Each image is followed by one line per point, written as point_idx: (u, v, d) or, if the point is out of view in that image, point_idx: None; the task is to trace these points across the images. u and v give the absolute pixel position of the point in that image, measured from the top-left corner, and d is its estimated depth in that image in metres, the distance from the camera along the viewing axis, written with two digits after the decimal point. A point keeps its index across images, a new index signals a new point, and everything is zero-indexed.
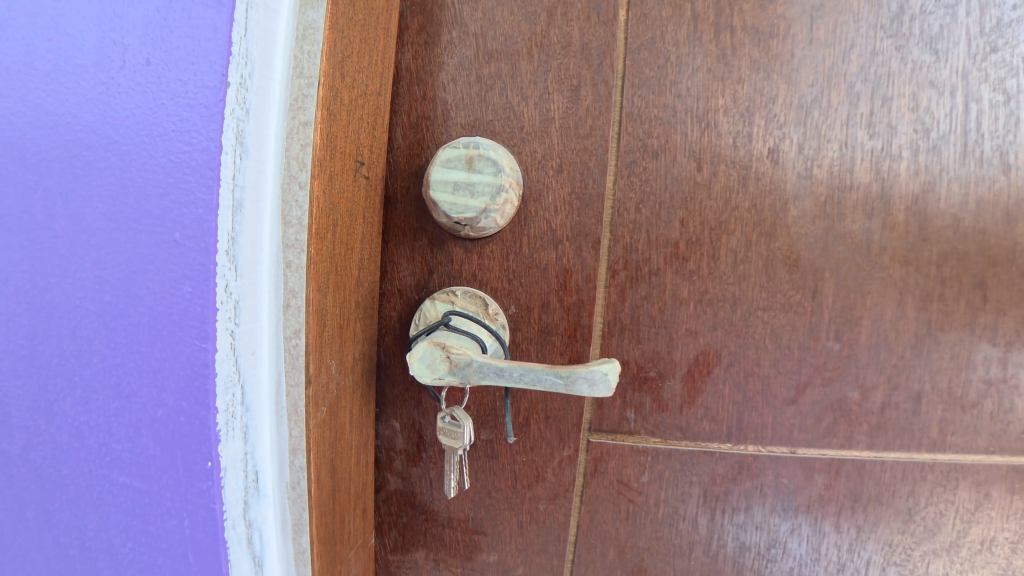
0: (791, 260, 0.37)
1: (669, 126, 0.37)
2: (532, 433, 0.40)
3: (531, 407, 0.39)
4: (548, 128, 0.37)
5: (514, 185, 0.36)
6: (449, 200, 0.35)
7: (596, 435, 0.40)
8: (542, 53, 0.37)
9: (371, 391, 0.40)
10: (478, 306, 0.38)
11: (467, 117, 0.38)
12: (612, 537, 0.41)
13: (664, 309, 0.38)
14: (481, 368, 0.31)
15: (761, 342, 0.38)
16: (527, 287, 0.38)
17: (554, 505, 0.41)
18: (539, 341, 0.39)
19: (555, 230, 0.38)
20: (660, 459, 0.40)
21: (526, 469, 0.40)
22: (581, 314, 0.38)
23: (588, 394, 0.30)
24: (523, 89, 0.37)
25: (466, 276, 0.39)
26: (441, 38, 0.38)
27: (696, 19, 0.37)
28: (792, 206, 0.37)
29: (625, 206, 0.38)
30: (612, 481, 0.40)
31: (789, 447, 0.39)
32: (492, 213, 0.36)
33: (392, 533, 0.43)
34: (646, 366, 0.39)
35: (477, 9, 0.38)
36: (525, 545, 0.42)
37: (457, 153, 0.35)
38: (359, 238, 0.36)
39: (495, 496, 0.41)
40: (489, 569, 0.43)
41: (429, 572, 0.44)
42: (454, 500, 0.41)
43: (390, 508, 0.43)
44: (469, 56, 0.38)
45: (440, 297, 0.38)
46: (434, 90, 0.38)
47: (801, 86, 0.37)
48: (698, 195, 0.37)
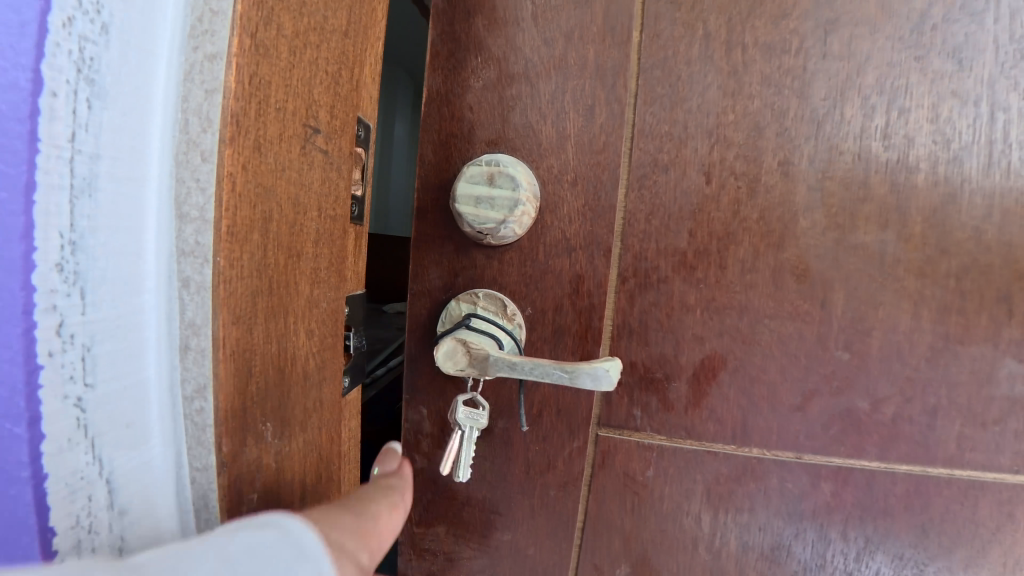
0: (799, 271, 0.38)
1: (679, 141, 0.39)
2: (545, 425, 0.42)
3: (544, 401, 0.42)
4: (565, 144, 0.40)
5: (532, 199, 0.39)
6: (471, 212, 0.39)
7: (604, 430, 0.42)
8: (560, 74, 0.40)
9: (279, 458, 0.27)
10: (499, 308, 0.41)
11: (490, 136, 0.41)
12: (619, 528, 0.43)
13: (671, 314, 0.40)
14: (497, 361, 0.36)
15: (768, 349, 0.39)
16: (543, 291, 0.42)
17: (564, 493, 0.43)
18: (553, 340, 0.42)
19: (569, 238, 0.41)
20: (665, 457, 0.41)
21: (539, 457, 0.43)
22: (592, 317, 0.41)
23: (592, 387, 0.35)
24: (541, 109, 0.41)
25: (487, 278, 0.42)
26: (467, 62, 0.41)
27: (709, 37, 0.38)
28: (803, 218, 0.38)
29: (636, 217, 0.40)
30: (619, 474, 0.42)
31: (796, 453, 0.40)
32: (511, 224, 0.39)
33: (417, 508, 0.46)
34: (653, 368, 0.41)
35: (501, 34, 0.41)
36: (537, 529, 0.44)
37: (479, 172, 0.39)
38: (284, 229, 0.26)
39: (510, 480, 0.44)
40: (503, 547, 0.45)
41: (449, 547, 0.46)
42: (473, 481, 0.44)
43: (416, 485, 0.46)
44: (493, 78, 0.41)
45: (464, 298, 0.42)
46: (460, 111, 0.42)
47: (814, 100, 0.38)
48: (706, 206, 0.39)
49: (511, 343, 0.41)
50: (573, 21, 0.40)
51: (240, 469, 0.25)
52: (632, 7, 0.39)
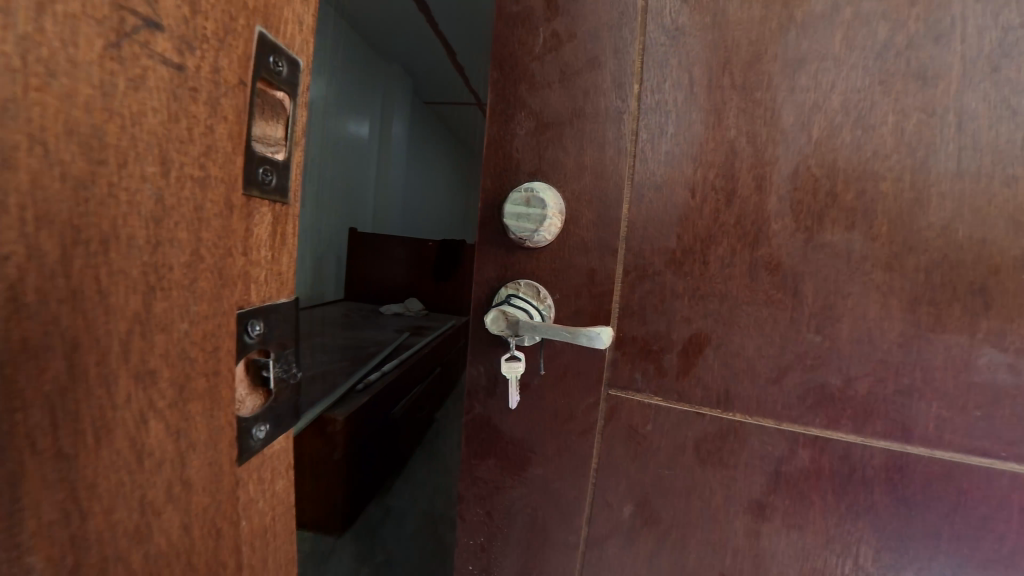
0: (772, 265, 0.46)
1: (669, 166, 0.50)
2: (567, 383, 0.54)
3: (566, 363, 0.54)
4: (583, 172, 0.53)
5: (559, 213, 0.53)
6: (514, 224, 0.54)
7: (613, 390, 0.53)
8: (580, 121, 0.53)
9: (145, 506, 0.20)
10: (534, 293, 0.55)
11: (531, 168, 0.55)
12: (625, 472, 0.53)
13: (664, 299, 0.51)
14: (523, 325, 0.49)
15: (746, 330, 0.48)
16: (567, 282, 0.55)
17: (584, 438, 0.54)
18: (574, 319, 0.55)
19: (588, 243, 0.54)
20: (661, 414, 0.52)
21: (563, 408, 0.54)
22: (603, 301, 0.53)
23: (586, 343, 0.47)
24: (567, 147, 0.54)
25: (528, 273, 0.56)
26: (514, 117, 0.55)
27: (693, 84, 0.49)
28: (774, 222, 0.46)
29: (636, 224, 0.52)
30: (624, 426, 0.53)
31: (775, 420, 0.47)
32: (542, 233, 0.53)
33: (474, 442, 0.58)
34: (650, 341, 0.52)
35: (538, 96, 0.55)
36: (562, 467, 0.55)
37: (521, 195, 0.53)
38: (130, 198, 0.18)
39: (542, 426, 0.55)
40: (536, 481, 0.56)
41: (496, 478, 0.57)
42: (515, 424, 0.56)
43: (473, 424, 0.57)
44: (532, 127, 0.55)
45: (509, 286, 0.56)
46: (509, 153, 0.56)
47: (784, 125, 0.46)
48: (691, 215, 0.49)
49: (545, 317, 0.54)
50: (590, 80, 0.52)
51: (154, 487, 0.20)
52: (633, 66, 0.51)
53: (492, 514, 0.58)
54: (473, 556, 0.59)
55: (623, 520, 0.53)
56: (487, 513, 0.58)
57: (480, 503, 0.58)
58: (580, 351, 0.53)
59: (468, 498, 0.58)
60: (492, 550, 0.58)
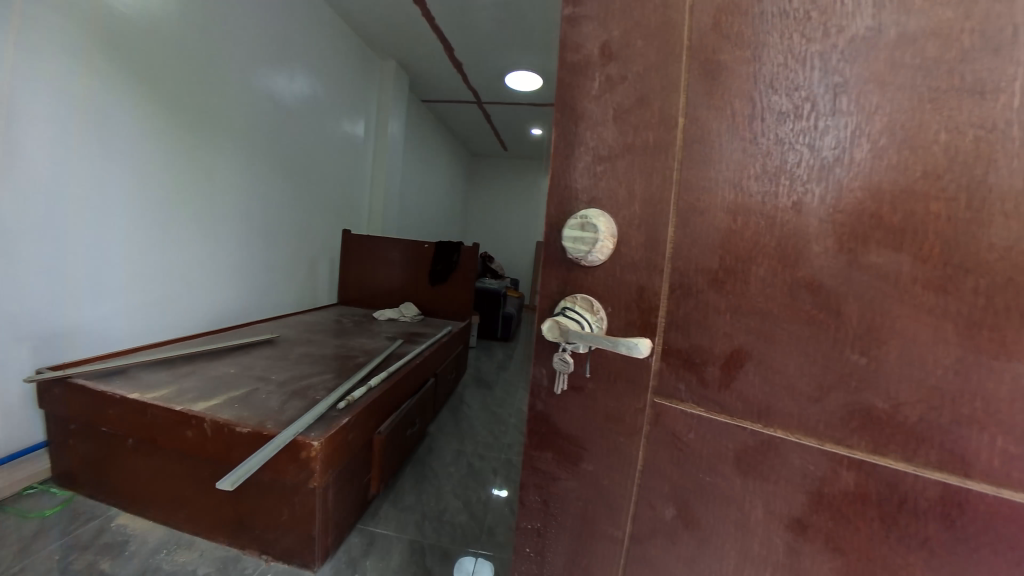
0: (812, 286, 0.47)
1: (712, 192, 0.53)
2: (617, 388, 0.59)
3: (617, 370, 0.59)
4: (633, 199, 0.57)
5: (610, 236, 0.57)
6: (571, 245, 0.58)
7: (658, 398, 0.57)
8: (631, 154, 0.57)
9: None
10: (588, 305, 0.59)
11: (589, 197, 0.60)
12: (667, 475, 0.57)
13: (706, 315, 0.54)
14: (569, 334, 0.55)
15: (787, 347, 0.49)
16: (619, 298, 0.58)
17: (631, 440, 0.59)
18: (625, 332, 0.58)
19: (638, 263, 0.57)
20: (703, 423, 0.54)
21: (613, 412, 0.59)
22: (652, 315, 0.57)
23: (623, 352, 0.51)
24: (620, 177, 0.58)
25: (584, 288, 0.60)
26: (574, 153, 0.61)
27: (734, 115, 0.51)
28: (815, 244, 0.47)
29: (682, 245, 0.55)
30: (667, 431, 0.56)
31: (817, 439, 0.47)
32: (593, 253, 0.56)
33: (535, 436, 0.66)
34: (692, 354, 0.54)
35: (595, 132, 0.60)
36: (611, 465, 0.60)
37: (576, 221, 0.58)
38: None
39: (593, 427, 0.61)
40: (588, 475, 0.62)
41: (553, 469, 0.65)
42: (571, 423, 0.62)
43: (535, 420, 0.66)
44: (589, 162, 0.60)
45: (566, 299, 0.61)
46: (568, 184, 0.62)
47: (824, 149, 0.47)
48: (732, 238, 0.52)
49: (597, 328, 0.59)
50: (640, 116, 0.57)
51: None
52: (679, 100, 0.55)
53: (548, 502, 0.66)
54: (529, 538, 0.68)
55: (664, 521, 0.57)
56: (544, 501, 0.66)
57: (538, 490, 0.66)
58: (628, 361, 0.58)
59: (528, 484, 0.67)
60: (547, 534, 0.66)
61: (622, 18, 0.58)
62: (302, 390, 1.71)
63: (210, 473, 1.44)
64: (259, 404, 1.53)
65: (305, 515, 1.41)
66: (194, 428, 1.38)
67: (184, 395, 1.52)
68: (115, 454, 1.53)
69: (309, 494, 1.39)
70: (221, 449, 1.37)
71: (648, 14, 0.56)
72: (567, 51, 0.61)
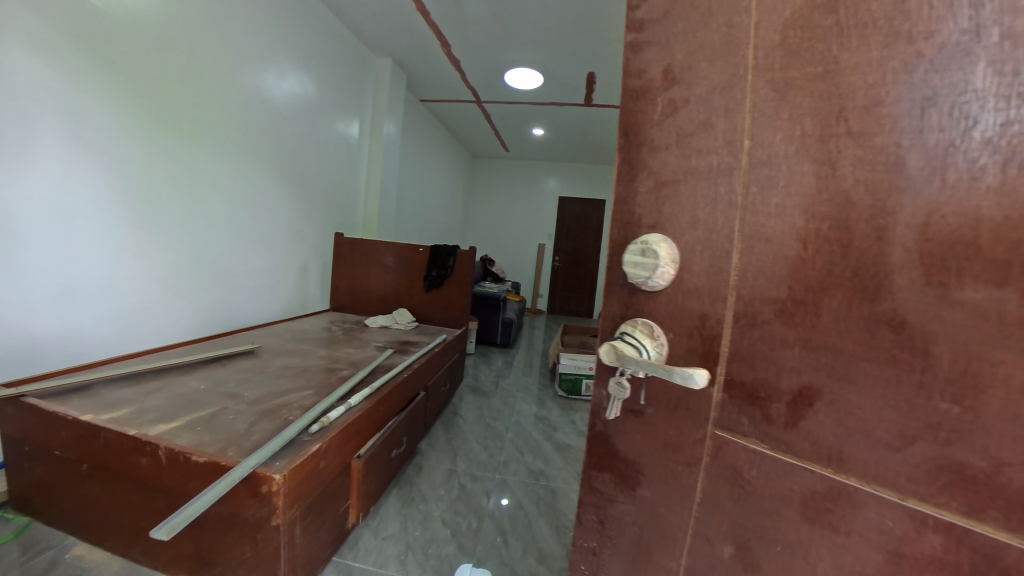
0: (895, 322, 0.42)
1: (780, 218, 0.49)
2: (677, 416, 0.57)
3: (677, 397, 0.57)
4: (696, 225, 0.55)
5: (672, 262, 0.56)
6: (632, 271, 0.58)
7: (719, 430, 0.54)
8: (693, 179, 0.56)
9: None
10: (647, 330, 0.57)
11: (652, 222, 0.59)
12: (727, 512, 0.54)
13: (773, 348, 0.50)
14: (623, 361, 0.55)
15: (863, 389, 0.44)
16: (679, 325, 0.56)
17: (691, 470, 0.57)
18: (688, 360, 0.56)
19: (701, 290, 0.55)
20: (767, 461, 0.51)
21: (671, 439, 0.58)
22: (714, 343, 0.54)
23: (681, 382, 0.49)
24: (683, 202, 0.56)
25: (645, 311, 0.59)
26: (636, 177, 0.61)
27: (805, 136, 0.48)
28: (899, 276, 0.41)
29: (747, 274, 0.52)
30: (728, 466, 0.54)
31: (898, 493, 0.42)
32: (655, 278, 0.56)
33: (594, 457, 0.67)
34: (757, 388, 0.51)
35: (658, 156, 0.59)
36: (668, 493, 0.59)
37: (637, 245, 0.58)
38: None
39: (652, 454, 0.60)
40: (646, 501, 0.62)
41: (611, 491, 0.66)
42: (630, 447, 0.63)
43: (593, 442, 0.67)
44: (652, 186, 0.60)
45: (626, 323, 0.60)
46: (630, 208, 0.61)
47: (910, 169, 0.41)
48: (802, 267, 0.48)
49: (657, 354, 0.57)
50: (703, 140, 0.55)
51: None
52: (745, 122, 0.51)
53: (605, 523, 0.67)
54: (583, 558, 0.70)
55: (722, 559, 0.55)
56: (601, 521, 0.67)
57: (595, 510, 0.68)
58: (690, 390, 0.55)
59: (586, 503, 0.69)
60: (602, 555, 0.68)
61: (686, 39, 0.56)
62: (273, 410, 1.58)
63: (167, 505, 1.31)
64: (225, 429, 1.39)
65: (269, 555, 1.26)
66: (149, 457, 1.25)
67: (139, 417, 1.39)
68: (81, 484, 1.42)
69: (273, 531, 1.24)
70: (178, 481, 1.24)
71: (711, 35, 0.54)
72: (630, 78, 0.61)
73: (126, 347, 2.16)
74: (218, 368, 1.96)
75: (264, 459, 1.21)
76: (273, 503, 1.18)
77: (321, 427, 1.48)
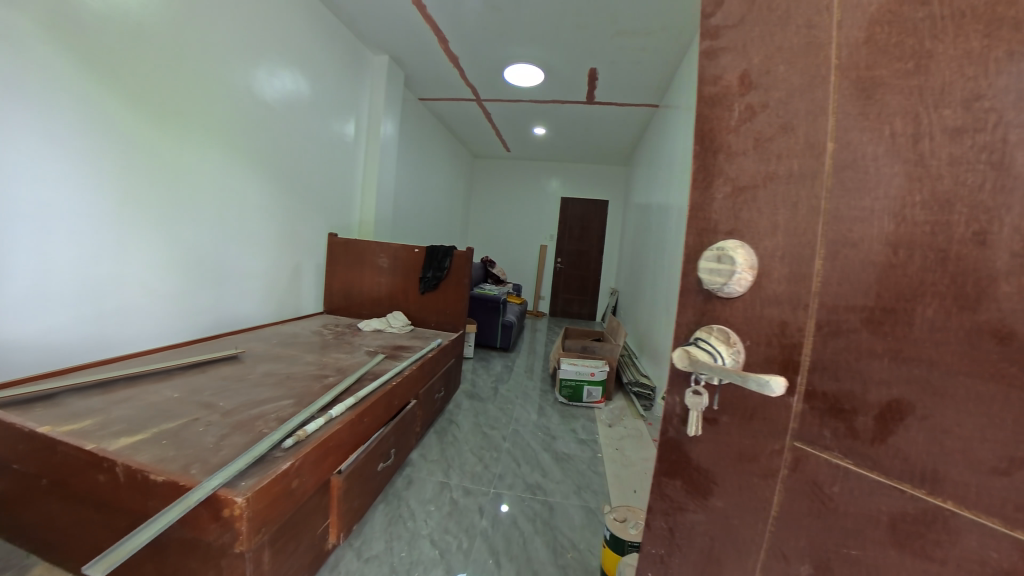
0: (1001, 333, 0.36)
1: (868, 222, 0.45)
2: (755, 426, 0.54)
3: (755, 406, 0.53)
4: (776, 231, 0.52)
5: (750, 268, 0.52)
6: (707, 276, 0.55)
7: (799, 442, 0.50)
8: (773, 183, 0.53)
9: None
10: (723, 338, 0.54)
11: (727, 228, 0.56)
12: (805, 528, 0.51)
13: (859, 358, 0.46)
14: (694, 364, 0.51)
15: (962, 405, 0.39)
16: (754, 333, 0.52)
17: (766, 482, 0.54)
18: (766, 369, 0.52)
19: (781, 297, 0.51)
20: (850, 477, 0.47)
21: (747, 448, 0.54)
22: (794, 352, 0.50)
23: (758, 390, 0.46)
24: (762, 208, 0.54)
25: (720, 319, 0.55)
26: (712, 183, 0.57)
27: (895, 135, 0.44)
28: (1005, 282, 0.36)
29: (831, 281, 0.48)
30: (808, 481, 0.50)
31: (1005, 523, 0.36)
32: (731, 284, 0.52)
33: (664, 463, 0.63)
34: (840, 400, 0.47)
35: (736, 162, 0.56)
36: (744, 504, 0.56)
37: (712, 252, 0.55)
38: None
39: (726, 463, 0.56)
40: (720, 512, 0.58)
41: (681, 497, 0.61)
42: (705, 455, 0.58)
43: (665, 447, 0.63)
44: (729, 193, 0.56)
45: (700, 329, 0.56)
46: (706, 215, 0.58)
47: (1018, 165, 0.36)
48: (891, 273, 0.43)
49: (732, 361, 0.53)
50: (783, 144, 0.52)
51: None
52: (828, 126, 0.49)
53: (674, 531, 0.62)
54: (650, 566, 0.65)
55: None
56: (670, 528, 0.63)
57: (665, 517, 0.63)
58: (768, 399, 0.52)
59: (655, 508, 0.64)
60: (671, 563, 0.63)
61: (761, 44, 0.54)
62: (246, 422, 1.51)
63: (127, 523, 1.24)
64: (193, 442, 1.33)
65: None
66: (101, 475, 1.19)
67: (101, 429, 1.34)
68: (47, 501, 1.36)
69: (236, 558, 1.15)
70: (137, 501, 1.17)
71: (790, 38, 0.52)
72: (705, 85, 0.59)
73: (103, 349, 2.20)
74: (204, 376, 1.94)
75: (226, 479, 1.12)
76: (236, 528, 1.08)
77: (296, 441, 1.39)
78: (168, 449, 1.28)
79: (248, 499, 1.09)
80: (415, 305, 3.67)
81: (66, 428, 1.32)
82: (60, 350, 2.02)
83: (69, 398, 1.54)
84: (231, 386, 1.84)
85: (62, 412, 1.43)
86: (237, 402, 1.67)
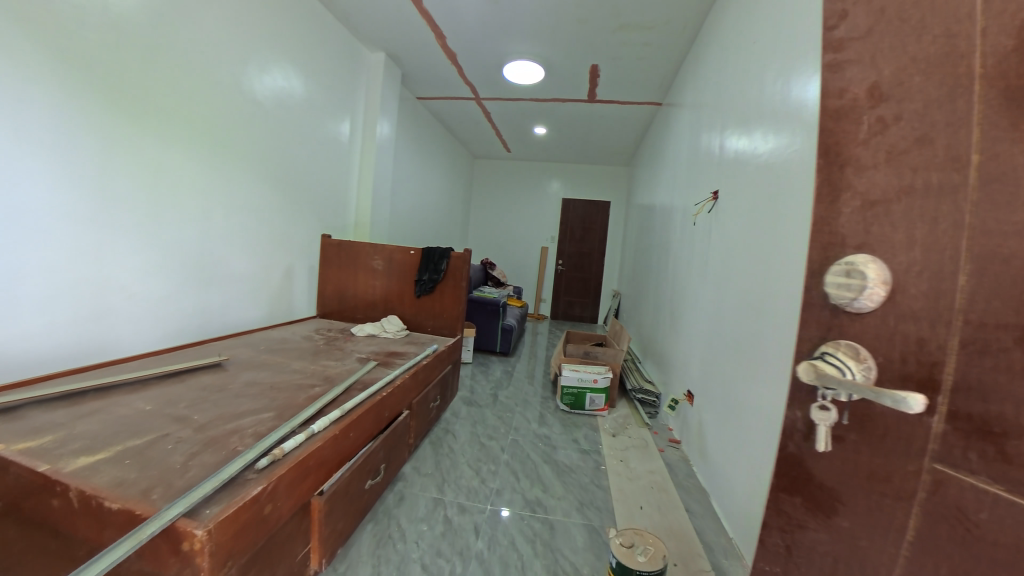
0: None
1: None
2: (886, 445, 0.50)
3: (887, 425, 0.49)
4: (913, 246, 0.47)
5: (882, 283, 0.48)
6: (834, 290, 0.52)
7: (939, 464, 0.45)
8: (909, 198, 0.48)
9: None
10: (853, 353, 0.50)
11: (856, 243, 0.51)
12: (946, 560, 0.45)
13: (1014, 377, 0.40)
14: (823, 380, 0.51)
15: None
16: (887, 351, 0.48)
17: (899, 504, 0.49)
18: (900, 387, 0.48)
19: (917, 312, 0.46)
20: (1002, 506, 0.40)
21: (880, 467, 0.50)
22: (935, 369, 0.45)
23: (892, 406, 0.43)
24: (895, 223, 0.49)
25: (848, 334, 0.51)
26: (839, 197, 0.53)
27: None
28: None
29: (977, 300, 0.43)
30: (950, 505, 0.45)
31: None
32: (862, 299, 0.49)
33: (783, 477, 0.59)
34: (990, 422, 0.41)
35: (867, 177, 0.51)
36: (874, 525, 0.51)
37: (841, 266, 0.52)
38: None
39: (855, 480, 0.52)
40: (846, 535, 0.53)
41: (801, 518, 0.58)
42: (828, 473, 0.55)
43: (784, 461, 0.59)
44: (856, 207, 0.52)
45: (827, 344, 0.53)
46: (832, 230, 0.53)
47: None
48: None
49: (862, 377, 0.50)
50: (920, 152, 0.47)
51: None
52: (973, 135, 0.43)
53: (792, 549, 0.59)
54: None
55: None
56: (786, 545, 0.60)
57: (782, 534, 0.60)
58: (905, 419, 0.47)
59: (770, 525, 0.61)
60: None
61: (893, 54, 0.50)
62: (219, 439, 1.41)
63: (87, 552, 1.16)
64: (158, 463, 1.25)
65: None
66: (59, 497, 1.14)
67: (59, 447, 1.29)
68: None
69: None
70: (93, 527, 1.11)
71: (925, 49, 0.47)
72: (828, 100, 0.55)
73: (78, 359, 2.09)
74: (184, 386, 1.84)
75: (189, 507, 1.04)
76: (197, 564, 1.00)
77: (272, 460, 1.29)
78: (130, 470, 1.21)
79: (210, 531, 1.00)
80: (410, 310, 3.57)
81: (21, 449, 1.25)
82: (35, 358, 1.92)
83: (33, 412, 1.48)
84: (210, 397, 1.75)
85: (20, 428, 1.37)
86: (212, 415, 1.58)
